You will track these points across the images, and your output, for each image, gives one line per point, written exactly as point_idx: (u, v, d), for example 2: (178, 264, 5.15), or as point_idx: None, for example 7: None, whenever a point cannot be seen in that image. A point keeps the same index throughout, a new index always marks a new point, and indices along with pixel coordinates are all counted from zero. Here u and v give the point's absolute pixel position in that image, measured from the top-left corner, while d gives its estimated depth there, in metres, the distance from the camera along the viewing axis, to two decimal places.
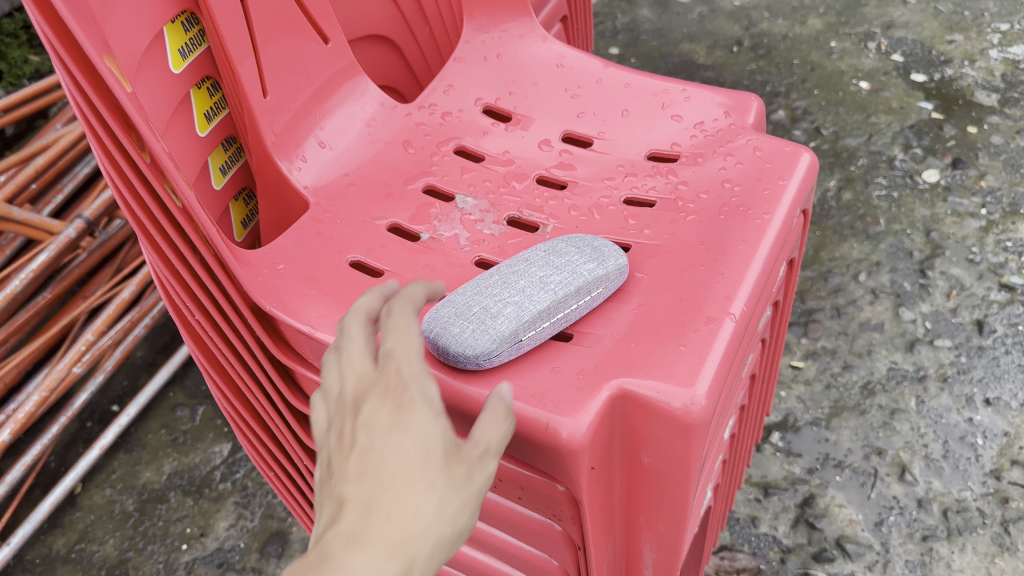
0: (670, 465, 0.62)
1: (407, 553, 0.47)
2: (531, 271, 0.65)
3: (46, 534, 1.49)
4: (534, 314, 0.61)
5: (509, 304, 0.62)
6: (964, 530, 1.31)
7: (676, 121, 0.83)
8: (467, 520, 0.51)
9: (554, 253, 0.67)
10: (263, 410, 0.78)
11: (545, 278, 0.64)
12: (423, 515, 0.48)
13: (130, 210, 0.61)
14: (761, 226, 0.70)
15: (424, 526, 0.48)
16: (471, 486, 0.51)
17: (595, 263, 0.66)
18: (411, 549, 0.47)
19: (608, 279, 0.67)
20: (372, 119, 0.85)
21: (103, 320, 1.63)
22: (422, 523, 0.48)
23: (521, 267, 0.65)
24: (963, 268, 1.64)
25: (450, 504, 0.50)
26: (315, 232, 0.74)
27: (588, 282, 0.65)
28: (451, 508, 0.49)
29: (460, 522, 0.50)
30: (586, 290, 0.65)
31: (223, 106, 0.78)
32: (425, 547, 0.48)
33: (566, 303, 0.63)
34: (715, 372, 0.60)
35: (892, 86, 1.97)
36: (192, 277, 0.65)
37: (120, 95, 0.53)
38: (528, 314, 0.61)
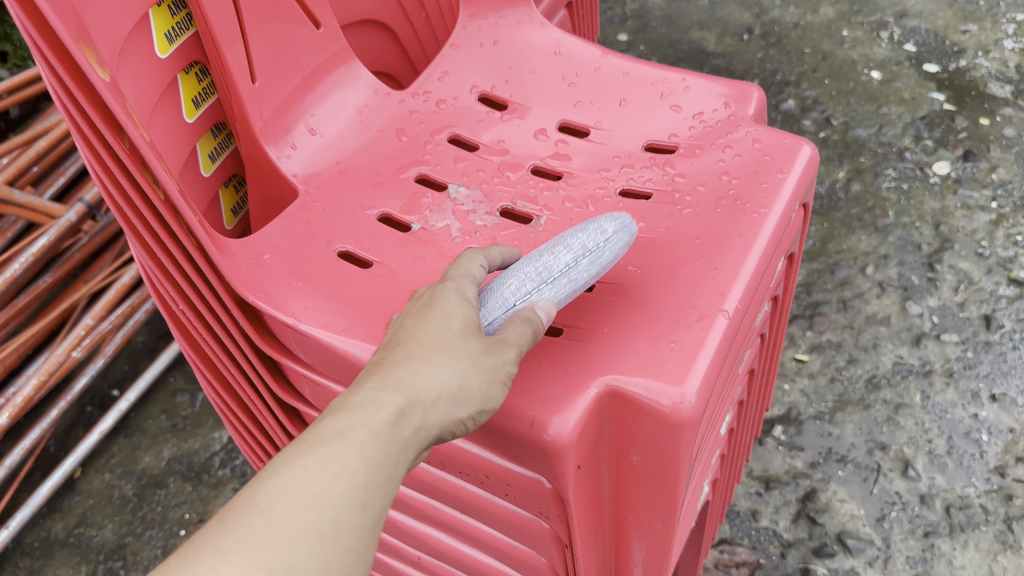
0: (658, 464, 0.60)
1: (411, 398, 0.52)
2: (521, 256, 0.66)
3: (45, 518, 1.50)
4: (518, 289, 0.61)
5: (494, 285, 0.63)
6: (967, 527, 1.30)
7: (675, 111, 0.81)
8: (484, 389, 0.55)
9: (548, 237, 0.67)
10: (250, 401, 0.77)
11: (529, 252, 0.65)
12: (429, 370, 0.54)
13: (112, 198, 0.60)
14: (757, 220, 0.68)
15: (427, 382, 0.53)
16: (494, 356, 0.56)
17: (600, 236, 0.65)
18: (415, 398, 0.53)
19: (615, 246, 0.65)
20: (364, 106, 0.83)
21: (103, 306, 1.61)
22: (426, 377, 0.54)
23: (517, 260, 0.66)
24: (971, 262, 1.61)
25: (459, 364, 0.55)
26: (302, 221, 0.73)
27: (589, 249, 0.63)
28: (466, 366, 0.55)
29: (472, 383, 0.55)
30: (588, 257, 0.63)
31: (211, 91, 0.76)
32: (428, 399, 0.53)
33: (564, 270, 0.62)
34: (706, 370, 0.59)
35: (904, 76, 1.94)
36: (175, 267, 0.64)
37: (98, 84, 0.52)
38: (508, 280, 0.62)
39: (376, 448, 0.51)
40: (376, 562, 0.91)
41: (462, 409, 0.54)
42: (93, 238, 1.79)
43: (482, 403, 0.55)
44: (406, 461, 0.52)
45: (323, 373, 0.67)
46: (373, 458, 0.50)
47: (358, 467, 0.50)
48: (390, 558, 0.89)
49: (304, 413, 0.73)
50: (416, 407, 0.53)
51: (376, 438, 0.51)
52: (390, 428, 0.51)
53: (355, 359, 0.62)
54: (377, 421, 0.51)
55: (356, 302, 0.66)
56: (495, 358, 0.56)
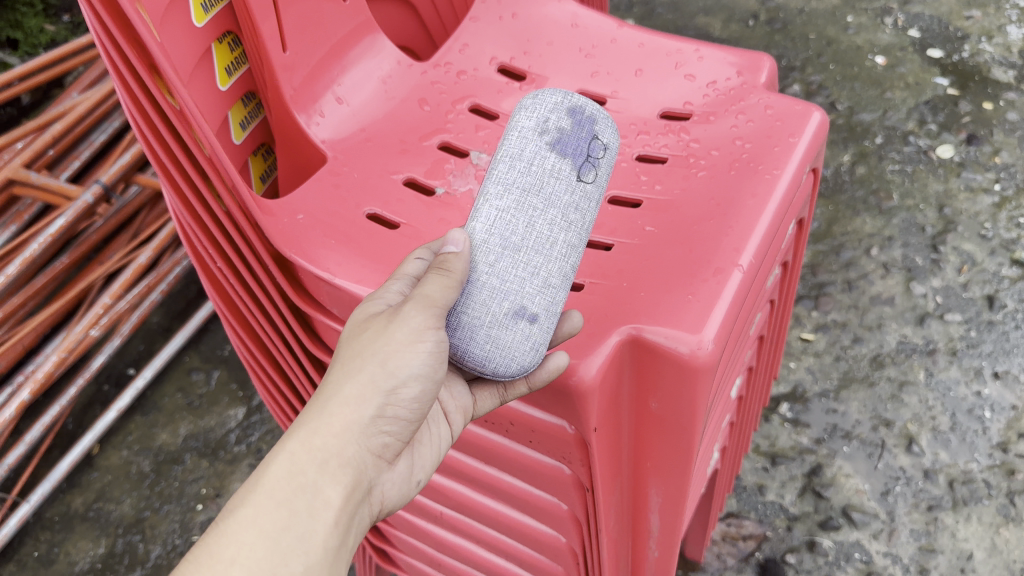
0: (676, 410, 0.64)
1: (297, 444, 0.55)
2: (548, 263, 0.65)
3: (65, 493, 1.53)
4: None
5: None
6: (970, 501, 1.33)
7: (689, 80, 0.84)
8: (385, 372, 0.56)
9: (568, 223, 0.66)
10: (282, 358, 0.80)
11: None
12: (313, 411, 0.56)
13: (157, 155, 0.64)
14: (771, 180, 0.71)
15: (312, 422, 0.56)
16: (389, 331, 0.57)
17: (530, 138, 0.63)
18: (309, 433, 0.56)
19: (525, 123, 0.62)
20: (388, 77, 0.86)
21: (121, 284, 1.63)
22: (311, 417, 0.56)
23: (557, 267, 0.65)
24: (975, 244, 1.64)
25: (351, 375, 0.57)
26: (332, 184, 0.76)
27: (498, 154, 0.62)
28: (362, 375, 0.57)
29: (360, 385, 0.56)
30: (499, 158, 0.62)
31: (243, 61, 0.79)
32: (316, 435, 0.56)
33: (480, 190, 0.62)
34: (723, 319, 0.62)
35: (909, 62, 1.95)
36: (214, 224, 0.68)
37: (150, 44, 0.55)
38: None
39: (278, 510, 0.54)
40: (399, 520, 0.93)
41: (366, 407, 0.56)
42: (108, 221, 1.80)
43: (389, 384, 0.57)
44: (325, 499, 0.55)
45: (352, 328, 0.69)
46: (276, 521, 0.53)
47: (259, 538, 0.53)
48: (411, 516, 0.92)
49: None
50: (304, 450, 0.55)
51: (273, 503, 0.54)
52: (285, 483, 0.54)
53: None
54: (271, 483, 0.54)
55: (385, 259, 0.69)
56: (384, 337, 0.57)
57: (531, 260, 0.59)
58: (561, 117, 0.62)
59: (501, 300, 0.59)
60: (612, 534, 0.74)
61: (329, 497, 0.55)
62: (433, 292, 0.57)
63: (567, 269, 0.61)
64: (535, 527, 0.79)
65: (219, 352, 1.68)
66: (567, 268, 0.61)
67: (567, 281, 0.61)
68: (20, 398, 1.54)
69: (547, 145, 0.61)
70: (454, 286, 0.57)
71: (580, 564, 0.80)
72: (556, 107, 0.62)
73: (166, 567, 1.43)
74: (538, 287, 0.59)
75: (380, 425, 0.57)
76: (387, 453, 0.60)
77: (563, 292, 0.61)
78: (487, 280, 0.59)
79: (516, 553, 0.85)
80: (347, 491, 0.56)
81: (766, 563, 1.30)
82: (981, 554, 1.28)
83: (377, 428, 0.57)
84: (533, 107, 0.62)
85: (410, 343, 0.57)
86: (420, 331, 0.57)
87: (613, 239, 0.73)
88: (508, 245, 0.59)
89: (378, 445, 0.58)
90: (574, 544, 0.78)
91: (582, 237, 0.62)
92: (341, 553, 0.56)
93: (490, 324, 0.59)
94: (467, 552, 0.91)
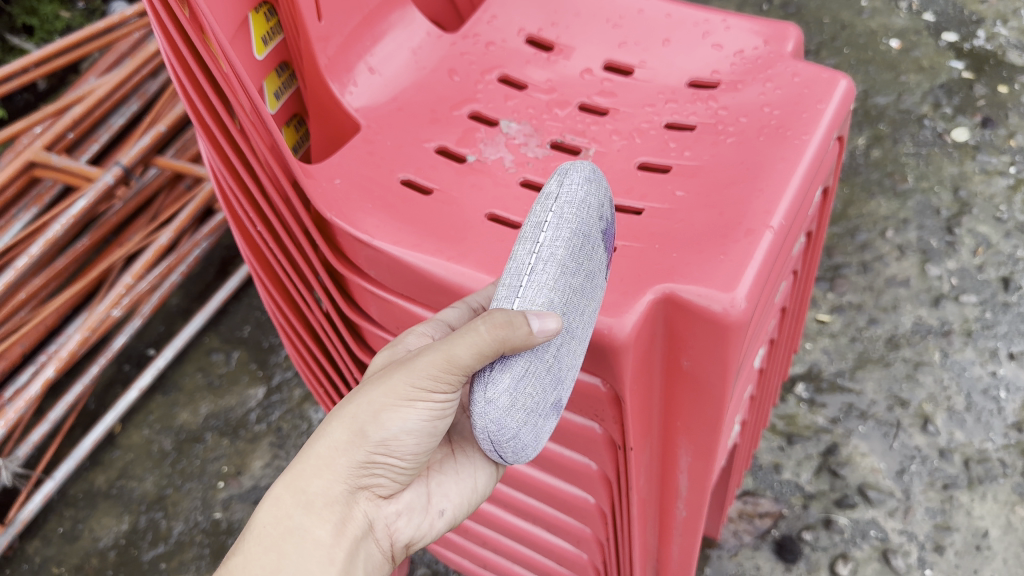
0: (706, 368, 0.66)
1: (280, 489, 0.67)
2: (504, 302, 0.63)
3: (88, 471, 1.53)
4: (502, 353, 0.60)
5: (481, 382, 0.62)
6: (985, 480, 1.34)
7: (716, 50, 0.87)
8: (375, 423, 0.65)
9: None
10: (318, 320, 0.87)
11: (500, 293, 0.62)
12: (298, 459, 0.67)
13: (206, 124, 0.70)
14: (800, 146, 0.73)
15: (297, 469, 0.67)
16: (387, 377, 0.64)
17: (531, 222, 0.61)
18: (296, 478, 0.67)
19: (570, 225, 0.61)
20: (418, 48, 0.91)
21: (142, 265, 1.55)
22: (297, 464, 0.67)
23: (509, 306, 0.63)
24: (990, 226, 1.63)
25: (339, 423, 0.66)
26: (366, 151, 0.81)
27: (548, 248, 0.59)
28: (350, 427, 0.65)
29: (348, 434, 0.65)
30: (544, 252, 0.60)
31: (278, 31, 0.84)
32: (301, 481, 0.67)
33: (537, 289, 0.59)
34: (755, 278, 0.64)
35: (923, 45, 1.93)
36: (256, 190, 0.74)
37: (202, 16, 0.61)
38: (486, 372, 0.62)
39: (267, 553, 0.65)
40: None
41: (354, 453, 0.66)
42: (128, 203, 1.69)
43: (380, 434, 0.65)
44: (312, 538, 0.66)
45: (388, 288, 0.75)
46: (266, 563, 0.65)
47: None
48: None
49: (367, 331, 0.82)
50: (287, 495, 0.66)
51: (262, 547, 0.66)
52: (273, 527, 0.66)
53: (423, 270, 0.70)
54: (261, 528, 0.66)
55: (422, 223, 0.74)
56: (377, 385, 0.64)
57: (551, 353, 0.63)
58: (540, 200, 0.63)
59: (551, 389, 0.61)
60: (642, 492, 0.78)
61: (316, 535, 0.66)
62: (457, 352, 0.60)
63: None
64: (564, 490, 0.83)
65: (238, 333, 1.66)
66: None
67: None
68: (44, 377, 1.46)
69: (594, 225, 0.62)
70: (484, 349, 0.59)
71: (608, 525, 0.83)
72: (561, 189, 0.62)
73: (188, 544, 1.43)
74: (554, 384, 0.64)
75: (370, 469, 0.67)
76: (381, 490, 0.70)
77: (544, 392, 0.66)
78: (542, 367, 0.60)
79: (543, 516, 0.89)
80: (334, 527, 0.67)
81: (783, 540, 1.31)
82: (996, 532, 1.28)
83: (369, 470, 0.67)
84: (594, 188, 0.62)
85: (408, 399, 0.64)
86: (425, 388, 0.63)
87: (644, 204, 0.75)
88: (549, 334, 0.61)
89: (368, 484, 0.68)
90: (603, 505, 0.81)
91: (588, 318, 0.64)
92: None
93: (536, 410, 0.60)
94: (494, 519, 0.97)
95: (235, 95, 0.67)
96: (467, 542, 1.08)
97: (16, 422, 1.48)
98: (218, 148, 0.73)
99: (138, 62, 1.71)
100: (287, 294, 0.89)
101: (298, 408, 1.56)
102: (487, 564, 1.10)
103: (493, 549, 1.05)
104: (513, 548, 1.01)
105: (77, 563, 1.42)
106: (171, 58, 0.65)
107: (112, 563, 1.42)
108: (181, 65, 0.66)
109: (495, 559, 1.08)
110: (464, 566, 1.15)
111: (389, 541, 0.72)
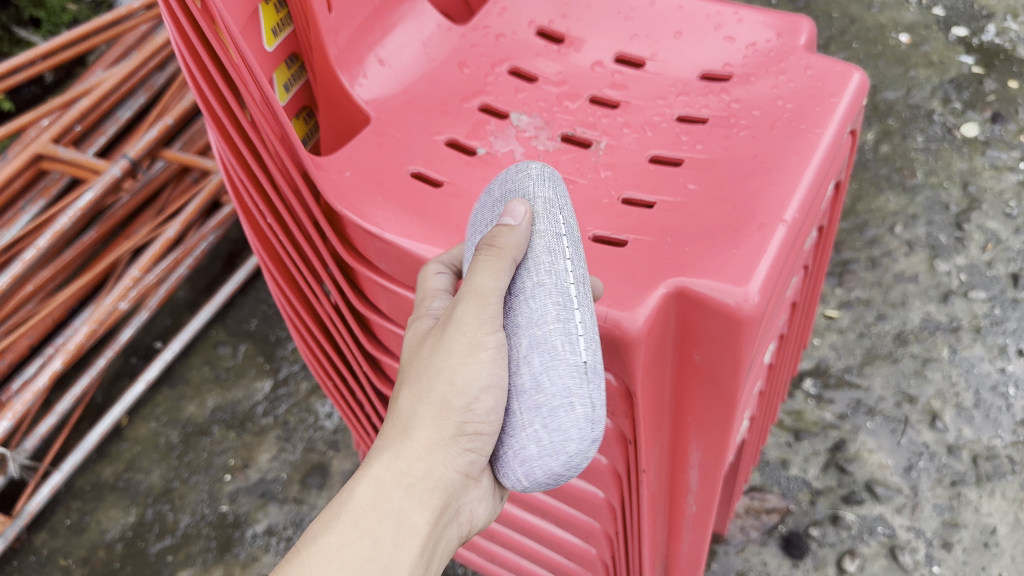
0: (719, 362, 0.66)
1: (380, 470, 0.63)
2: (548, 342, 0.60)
3: (95, 463, 1.53)
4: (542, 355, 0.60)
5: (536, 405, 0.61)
6: (994, 476, 1.33)
7: (728, 43, 0.86)
8: (456, 389, 0.62)
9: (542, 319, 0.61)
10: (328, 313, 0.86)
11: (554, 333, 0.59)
12: (395, 439, 0.64)
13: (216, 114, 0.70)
14: (813, 139, 0.73)
15: (394, 450, 0.64)
16: (444, 340, 0.62)
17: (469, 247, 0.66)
18: (393, 460, 0.63)
19: (545, 194, 0.64)
20: (428, 39, 0.91)
21: (149, 258, 1.54)
22: (393, 445, 0.64)
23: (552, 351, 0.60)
24: (999, 222, 1.62)
25: (425, 400, 0.64)
26: (376, 143, 0.81)
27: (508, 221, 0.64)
28: (442, 401, 0.63)
29: (434, 408, 0.63)
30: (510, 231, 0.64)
31: (287, 23, 0.83)
32: (399, 463, 0.63)
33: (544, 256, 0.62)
34: (768, 272, 0.64)
35: (933, 40, 1.92)
36: (267, 181, 0.74)
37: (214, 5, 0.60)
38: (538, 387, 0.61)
39: (361, 538, 0.61)
40: None
41: (446, 429, 0.63)
42: (135, 195, 1.69)
43: (464, 401, 0.62)
44: (409, 525, 0.63)
45: (397, 282, 0.75)
46: (361, 549, 0.61)
47: (343, 565, 0.60)
48: None
49: (376, 324, 0.81)
50: (387, 477, 0.63)
51: (357, 530, 0.61)
52: (371, 511, 0.62)
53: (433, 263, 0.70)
54: (356, 510, 0.62)
55: (432, 216, 0.73)
56: (441, 350, 0.63)
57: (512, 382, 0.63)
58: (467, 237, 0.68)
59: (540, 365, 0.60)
60: (652, 486, 0.77)
61: (414, 523, 0.63)
62: (483, 283, 0.61)
63: (509, 457, 0.63)
64: (574, 485, 0.82)
65: (245, 326, 1.66)
66: (512, 454, 0.63)
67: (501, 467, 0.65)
68: (51, 369, 1.46)
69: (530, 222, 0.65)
70: (502, 268, 0.61)
71: (618, 519, 0.83)
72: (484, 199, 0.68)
73: (195, 537, 1.43)
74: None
75: (467, 451, 0.64)
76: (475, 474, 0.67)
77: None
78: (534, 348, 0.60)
79: (551, 510, 0.89)
80: (433, 514, 0.64)
81: (790, 536, 1.30)
82: (1004, 529, 1.27)
83: (460, 447, 0.64)
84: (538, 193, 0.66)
85: (471, 351, 0.62)
86: (477, 334, 0.62)
87: (655, 197, 0.75)
88: (516, 337, 0.62)
89: (466, 469, 0.65)
90: (613, 500, 0.81)
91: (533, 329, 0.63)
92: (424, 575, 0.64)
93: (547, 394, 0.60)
94: (503, 512, 0.97)
95: (246, 85, 0.66)
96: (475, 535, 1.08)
97: (23, 414, 1.48)
98: (228, 139, 0.72)
99: (145, 55, 1.70)
100: (296, 286, 0.88)
101: (305, 402, 1.56)
102: (495, 558, 1.10)
103: (501, 544, 1.05)
104: (522, 542, 1.01)
105: (84, 555, 1.43)
106: (181, 47, 0.65)
107: (119, 555, 1.42)
108: (192, 55, 0.65)
109: (503, 553, 1.08)
110: (471, 561, 1.15)
111: (470, 529, 0.70)
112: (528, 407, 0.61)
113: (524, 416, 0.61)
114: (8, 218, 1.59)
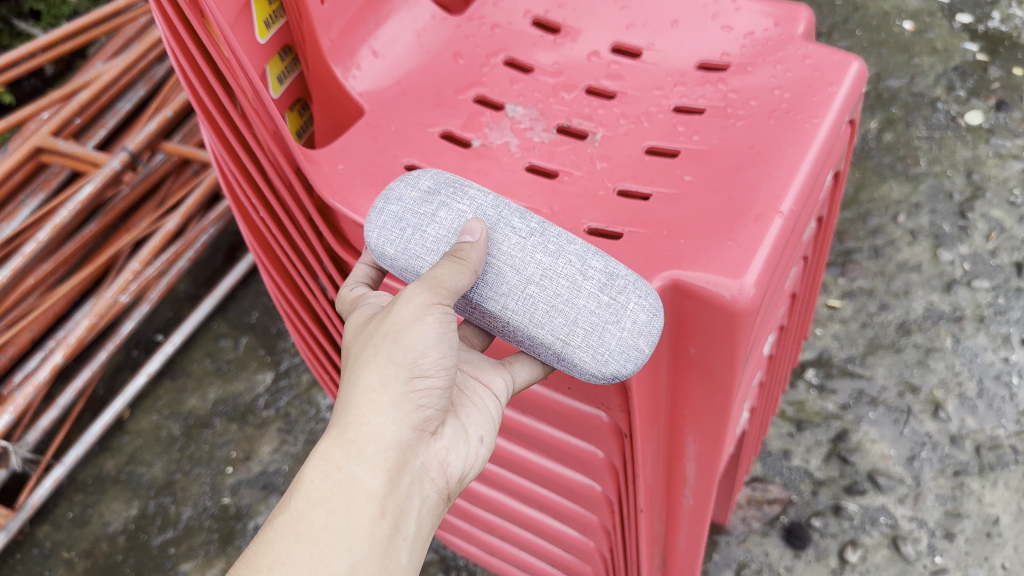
0: (715, 355, 0.66)
1: (329, 443, 0.58)
2: (567, 254, 0.64)
3: (97, 456, 1.53)
4: (577, 262, 0.63)
5: (584, 311, 0.62)
6: (997, 466, 1.32)
7: (726, 32, 0.85)
8: (400, 348, 0.59)
9: (543, 250, 0.64)
10: (324, 307, 0.87)
11: (562, 248, 0.64)
12: (340, 414, 0.59)
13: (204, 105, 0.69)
14: (811, 129, 0.72)
15: (340, 421, 0.59)
16: (390, 312, 0.61)
17: (414, 251, 0.65)
18: (341, 430, 0.58)
19: (427, 184, 0.68)
20: (423, 30, 0.90)
21: (149, 250, 1.54)
22: (340, 418, 0.59)
23: (574, 260, 0.63)
24: (1004, 211, 1.61)
25: (370, 365, 0.60)
26: (370, 136, 0.80)
27: (437, 208, 0.66)
28: (385, 362, 0.59)
29: (380, 369, 0.59)
30: (445, 217, 0.66)
31: (280, 15, 0.82)
32: (343, 431, 0.58)
33: (494, 213, 0.66)
34: (764, 265, 0.63)
35: (937, 27, 1.91)
36: (258, 174, 0.74)
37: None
38: (583, 293, 0.62)
39: (314, 511, 0.55)
40: None
41: (395, 387, 0.59)
42: (135, 187, 1.68)
43: (410, 358, 0.59)
44: (363, 489, 0.56)
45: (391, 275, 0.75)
46: (314, 521, 0.55)
47: (300, 541, 0.54)
48: None
49: None
50: (336, 448, 0.57)
51: (309, 504, 0.56)
52: (321, 484, 0.56)
53: None
54: (308, 484, 0.56)
55: None
56: (386, 319, 0.61)
57: (576, 291, 0.63)
58: (383, 254, 0.67)
59: (569, 281, 0.63)
60: (648, 480, 0.77)
61: (369, 485, 0.57)
62: (442, 274, 0.60)
63: (625, 340, 0.61)
64: (571, 478, 0.83)
65: (246, 318, 1.66)
66: (625, 337, 0.61)
67: (609, 367, 0.61)
68: (52, 363, 1.45)
69: (431, 206, 0.67)
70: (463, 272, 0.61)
71: (615, 512, 0.83)
72: (372, 213, 0.68)
73: (197, 529, 1.43)
74: (512, 324, 0.64)
75: (413, 401, 0.59)
76: (430, 423, 0.61)
77: (546, 354, 0.63)
78: (559, 265, 0.63)
79: (547, 503, 0.89)
80: (390, 476, 0.57)
81: (792, 527, 1.30)
82: (1008, 519, 1.27)
83: (413, 404, 0.59)
84: (410, 188, 0.68)
85: (416, 319, 0.60)
86: (425, 304, 0.60)
87: (651, 189, 0.74)
88: (565, 255, 0.63)
89: (415, 417, 0.59)
90: (609, 493, 0.81)
91: (526, 270, 0.63)
92: (396, 537, 0.57)
93: (587, 301, 0.62)
94: (501, 505, 0.97)
95: (236, 78, 0.65)
96: (474, 528, 1.08)
97: (24, 408, 1.48)
98: (218, 131, 0.71)
99: (144, 46, 1.69)
100: (290, 278, 0.89)
101: (306, 394, 1.56)
102: (495, 551, 1.10)
103: (499, 536, 1.05)
104: (520, 535, 1.01)
105: (87, 548, 1.43)
106: (169, 37, 0.63)
107: (121, 548, 1.42)
108: (180, 45, 0.64)
109: (503, 546, 1.07)
110: (470, 552, 1.16)
111: (443, 480, 0.62)
112: (619, 290, 0.62)
113: (621, 300, 0.62)
114: (9, 212, 1.58)
